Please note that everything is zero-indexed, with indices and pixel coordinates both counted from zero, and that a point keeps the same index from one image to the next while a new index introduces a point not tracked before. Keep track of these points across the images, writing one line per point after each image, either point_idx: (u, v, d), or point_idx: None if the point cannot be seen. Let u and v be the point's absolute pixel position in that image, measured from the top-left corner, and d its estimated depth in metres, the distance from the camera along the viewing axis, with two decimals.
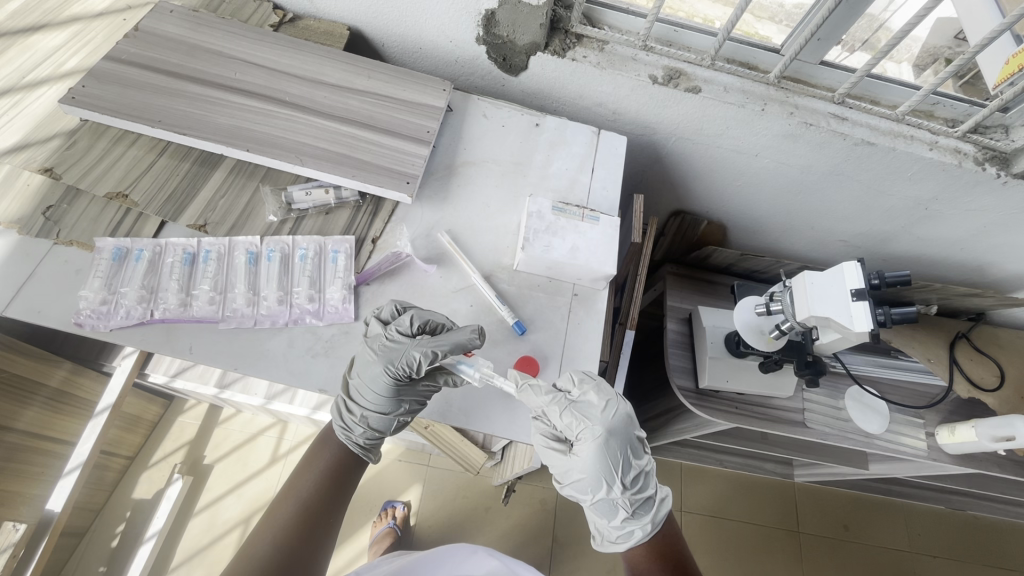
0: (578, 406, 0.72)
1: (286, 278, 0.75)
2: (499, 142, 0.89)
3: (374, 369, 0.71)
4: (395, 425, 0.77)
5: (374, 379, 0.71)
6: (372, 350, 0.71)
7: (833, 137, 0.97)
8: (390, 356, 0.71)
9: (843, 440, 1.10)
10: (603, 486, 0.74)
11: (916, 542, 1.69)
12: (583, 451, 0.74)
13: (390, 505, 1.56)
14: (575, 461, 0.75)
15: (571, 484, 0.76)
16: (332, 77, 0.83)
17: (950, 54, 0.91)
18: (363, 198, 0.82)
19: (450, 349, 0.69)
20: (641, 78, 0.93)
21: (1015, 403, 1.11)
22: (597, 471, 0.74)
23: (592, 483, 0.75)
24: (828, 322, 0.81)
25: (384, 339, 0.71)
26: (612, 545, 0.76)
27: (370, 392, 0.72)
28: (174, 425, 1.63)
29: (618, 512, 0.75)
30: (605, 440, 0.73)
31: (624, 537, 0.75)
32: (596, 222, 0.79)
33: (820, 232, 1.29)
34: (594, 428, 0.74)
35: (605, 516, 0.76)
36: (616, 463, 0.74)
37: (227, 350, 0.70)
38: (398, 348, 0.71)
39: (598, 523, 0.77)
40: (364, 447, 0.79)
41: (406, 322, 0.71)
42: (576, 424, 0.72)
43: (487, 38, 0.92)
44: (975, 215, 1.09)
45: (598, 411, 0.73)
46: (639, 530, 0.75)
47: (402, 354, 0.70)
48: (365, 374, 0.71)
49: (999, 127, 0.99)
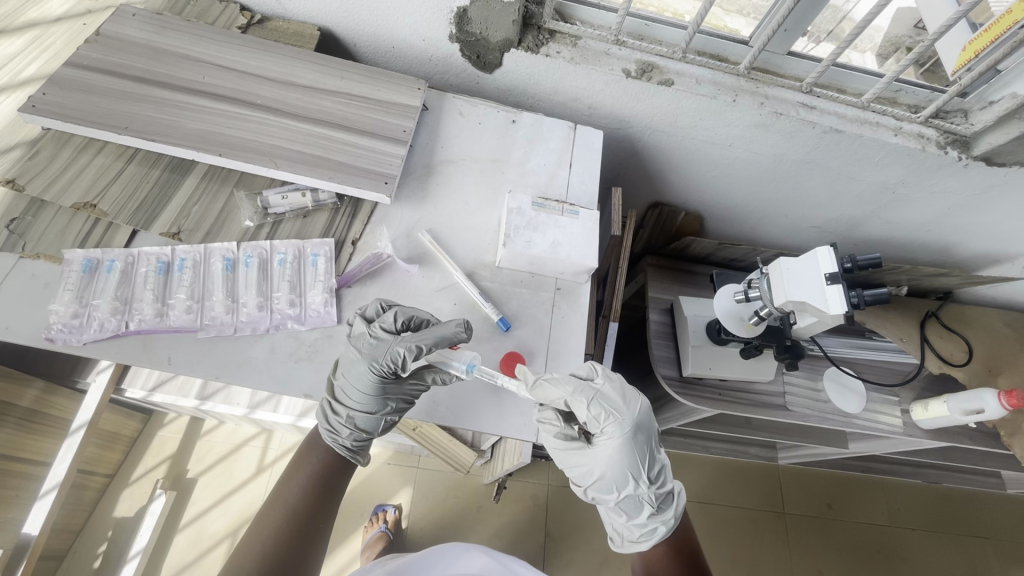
0: (603, 397, 0.73)
1: (265, 284, 0.74)
2: (476, 140, 0.88)
3: (358, 368, 0.69)
4: (384, 425, 0.75)
5: (359, 378, 0.70)
6: (357, 349, 0.70)
7: (802, 126, 0.99)
8: (374, 353, 0.69)
9: (823, 420, 1.14)
10: (631, 482, 0.74)
11: (895, 517, 1.74)
12: (607, 449, 0.74)
13: (381, 509, 1.55)
14: (599, 456, 0.75)
15: (593, 484, 0.77)
16: (304, 78, 0.82)
17: (910, 44, 0.94)
18: (341, 199, 0.81)
19: (435, 341, 0.68)
20: (615, 71, 0.94)
21: (983, 376, 1.19)
22: (624, 466, 0.74)
23: (620, 480, 0.75)
24: (804, 306, 0.84)
25: (368, 337, 0.70)
26: (634, 544, 0.77)
27: (356, 393, 0.70)
28: (154, 439, 1.60)
29: (643, 508, 0.76)
30: (634, 434, 0.74)
31: (646, 535, 0.77)
32: (576, 216, 0.79)
33: (793, 219, 1.32)
34: (622, 425, 0.74)
35: (630, 514, 0.77)
36: (643, 458, 0.75)
37: (207, 360, 0.68)
38: (382, 344, 0.69)
39: (622, 523, 0.78)
40: (352, 449, 0.77)
41: (390, 320, 0.70)
42: (604, 416, 0.73)
43: (461, 36, 0.92)
44: (939, 197, 1.14)
45: (623, 404, 0.74)
46: (662, 527, 0.77)
47: (386, 350, 0.69)
48: (349, 373, 0.70)
49: (959, 112, 1.03)
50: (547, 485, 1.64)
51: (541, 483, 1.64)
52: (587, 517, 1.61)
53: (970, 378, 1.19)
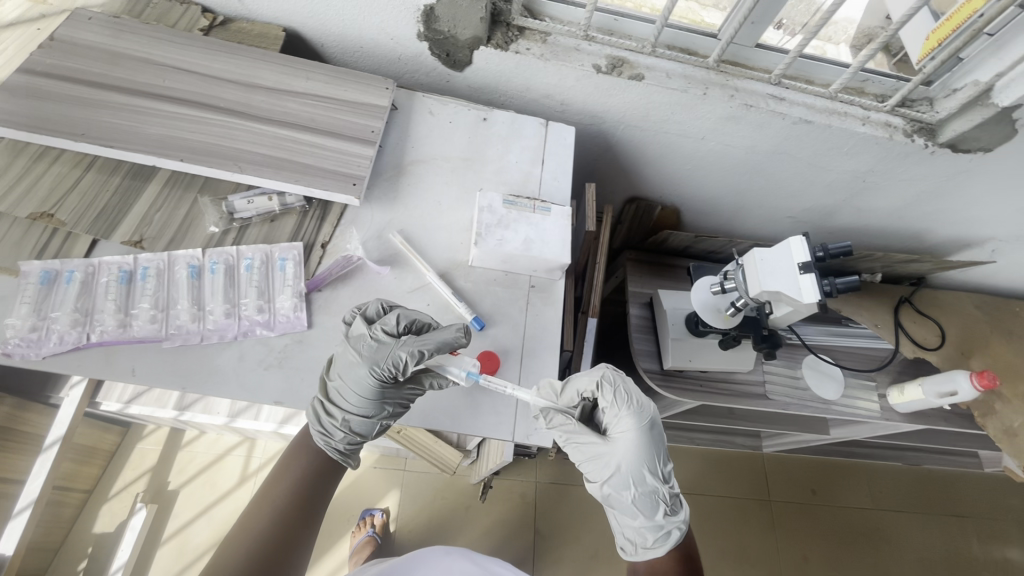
0: (626, 389, 0.78)
1: (232, 291, 0.72)
2: (447, 139, 0.88)
3: (359, 371, 0.68)
4: (379, 429, 0.75)
5: (359, 381, 0.69)
6: (357, 351, 0.68)
7: (772, 117, 1.00)
8: (375, 356, 0.68)
9: (802, 408, 1.15)
10: (647, 476, 0.77)
11: (878, 500, 1.78)
12: (625, 442, 0.77)
13: (368, 513, 1.54)
14: (616, 449, 0.77)
15: (609, 479, 0.78)
16: (268, 79, 0.80)
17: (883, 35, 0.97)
18: (310, 203, 0.80)
19: (437, 347, 0.67)
20: (586, 67, 0.94)
21: (955, 359, 1.23)
22: (641, 459, 0.77)
23: (636, 477, 0.77)
24: (779, 296, 0.85)
25: (369, 339, 0.68)
26: (649, 550, 0.77)
27: (354, 396, 0.69)
28: (133, 452, 1.57)
29: (659, 508, 0.77)
30: (651, 425, 0.77)
31: (661, 539, 0.77)
32: (547, 213, 0.79)
33: (768, 210, 1.33)
34: (641, 419, 0.77)
35: (647, 516, 0.77)
36: (656, 451, 0.78)
37: (173, 370, 0.67)
38: (384, 347, 0.68)
39: (636, 528, 0.78)
40: (343, 453, 0.77)
41: (392, 322, 0.69)
42: (623, 407, 0.77)
43: (429, 34, 0.91)
44: (908, 184, 1.16)
45: (641, 400, 0.78)
46: (676, 531, 0.77)
47: (388, 354, 0.68)
48: (349, 375, 0.69)
49: (924, 100, 1.04)
50: (535, 483, 1.64)
51: (529, 480, 1.65)
52: (576, 512, 1.61)
53: (943, 361, 1.23)
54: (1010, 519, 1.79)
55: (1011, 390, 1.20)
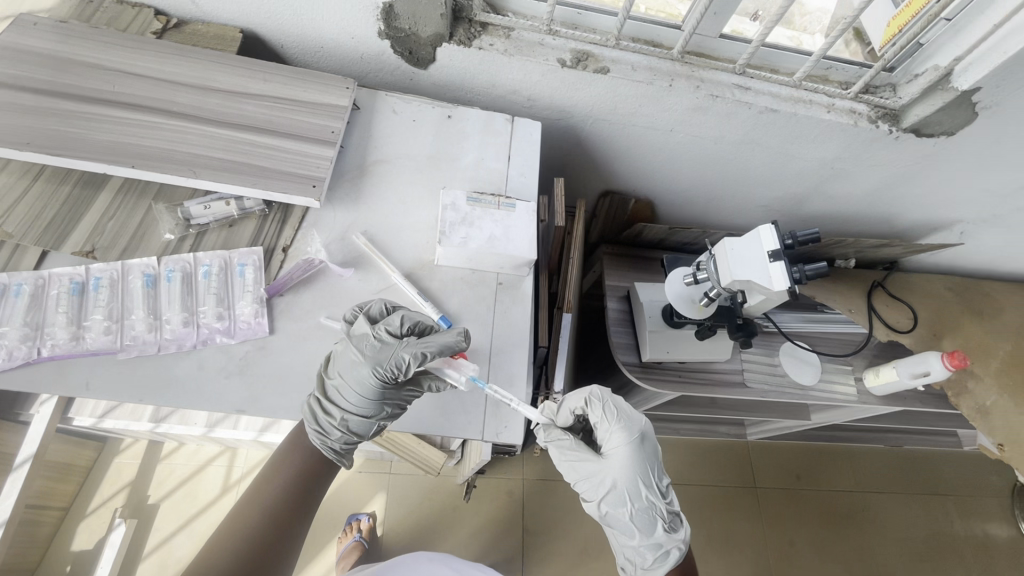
0: (617, 406, 0.84)
1: (190, 299, 0.71)
2: (411, 138, 0.87)
3: (361, 371, 0.67)
4: (376, 430, 0.73)
5: (361, 380, 0.68)
6: (359, 351, 0.67)
7: (738, 107, 1.00)
8: (378, 356, 0.68)
9: (780, 394, 1.17)
10: (642, 494, 0.81)
11: (861, 482, 1.80)
12: (618, 458, 0.82)
13: (355, 518, 1.52)
14: (610, 469, 0.82)
15: (605, 498, 0.82)
16: (223, 82, 0.79)
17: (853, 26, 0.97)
18: (270, 206, 0.79)
19: (439, 350, 0.66)
20: (550, 62, 0.94)
21: (928, 340, 1.25)
22: (635, 477, 0.81)
23: (633, 493, 0.81)
24: (749, 284, 0.86)
25: (373, 339, 0.68)
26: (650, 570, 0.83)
27: (355, 395, 0.68)
28: (110, 467, 1.54)
29: (656, 524, 0.82)
30: (641, 440, 0.82)
31: (660, 558, 0.83)
32: (512, 209, 0.79)
33: (740, 200, 1.34)
34: (633, 434, 0.82)
35: (645, 534, 0.82)
36: (649, 467, 0.82)
37: (129, 382, 0.65)
38: (387, 348, 0.68)
39: (636, 547, 0.84)
40: (337, 452, 0.73)
41: (396, 323, 0.69)
42: (614, 423, 0.82)
43: (390, 33, 0.90)
44: (875, 170, 1.17)
45: (632, 417, 0.84)
46: (676, 550, 0.83)
47: (391, 354, 0.68)
48: (351, 374, 0.68)
49: (887, 86, 1.05)
50: (522, 480, 1.64)
51: (516, 478, 1.65)
52: (564, 508, 1.62)
53: (916, 342, 1.24)
54: (990, 495, 1.83)
55: (982, 368, 1.22)
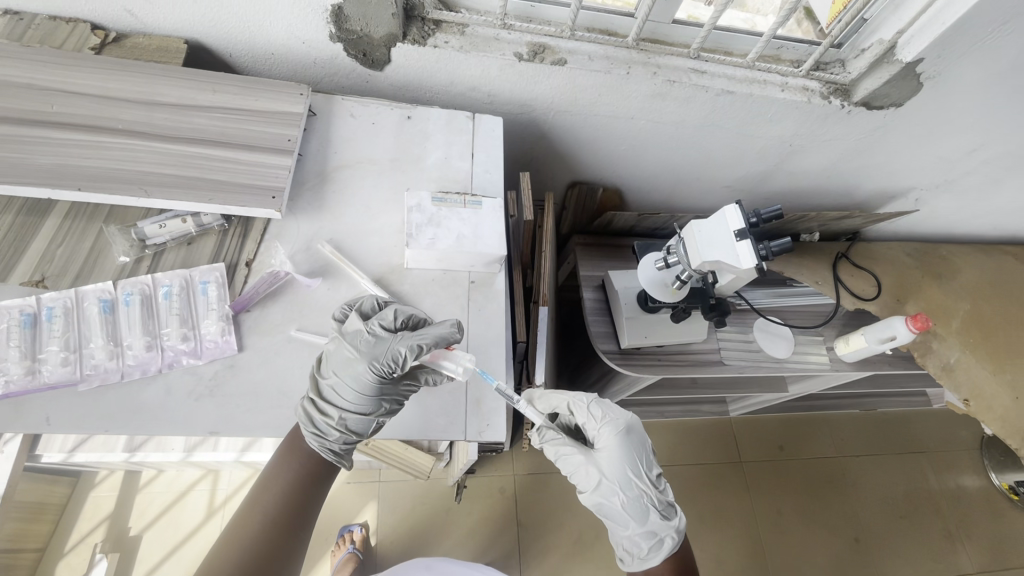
0: (601, 401, 0.88)
1: (151, 322, 0.68)
2: (372, 141, 0.85)
3: (357, 367, 0.67)
4: (375, 428, 0.71)
5: (357, 377, 0.67)
6: (354, 347, 0.67)
7: (696, 91, 1.02)
8: (374, 351, 0.67)
9: (757, 369, 1.20)
10: (633, 484, 0.83)
11: (841, 447, 1.87)
12: (607, 449, 0.84)
13: (347, 530, 1.51)
14: (600, 461, 0.84)
15: (598, 488, 0.84)
16: (171, 95, 0.76)
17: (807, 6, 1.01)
18: (229, 220, 0.76)
19: (434, 341, 0.66)
20: (508, 56, 0.93)
21: (892, 305, 1.30)
22: (625, 467, 0.83)
23: (624, 482, 0.82)
24: (719, 265, 0.87)
25: (367, 335, 0.68)
26: (644, 560, 0.81)
27: (351, 392, 0.67)
28: (87, 502, 1.49)
29: (649, 512, 0.82)
30: (626, 432, 0.84)
31: (654, 548, 0.81)
32: (478, 207, 0.78)
33: (705, 181, 1.36)
34: (619, 425, 0.84)
35: (639, 523, 0.82)
36: (637, 457, 0.84)
37: (93, 413, 0.63)
38: (382, 343, 0.67)
39: (630, 538, 0.82)
40: (337, 453, 0.70)
41: (390, 316, 0.69)
42: (599, 416, 0.86)
43: (342, 35, 0.89)
44: (832, 144, 1.20)
45: (618, 409, 0.86)
46: (670, 538, 0.81)
47: (386, 349, 0.67)
48: (346, 370, 0.67)
49: (836, 62, 1.08)
50: (513, 476, 1.65)
51: (507, 474, 1.65)
52: (556, 500, 1.63)
53: (882, 308, 1.29)
54: (961, 449, 1.91)
55: (944, 328, 1.27)
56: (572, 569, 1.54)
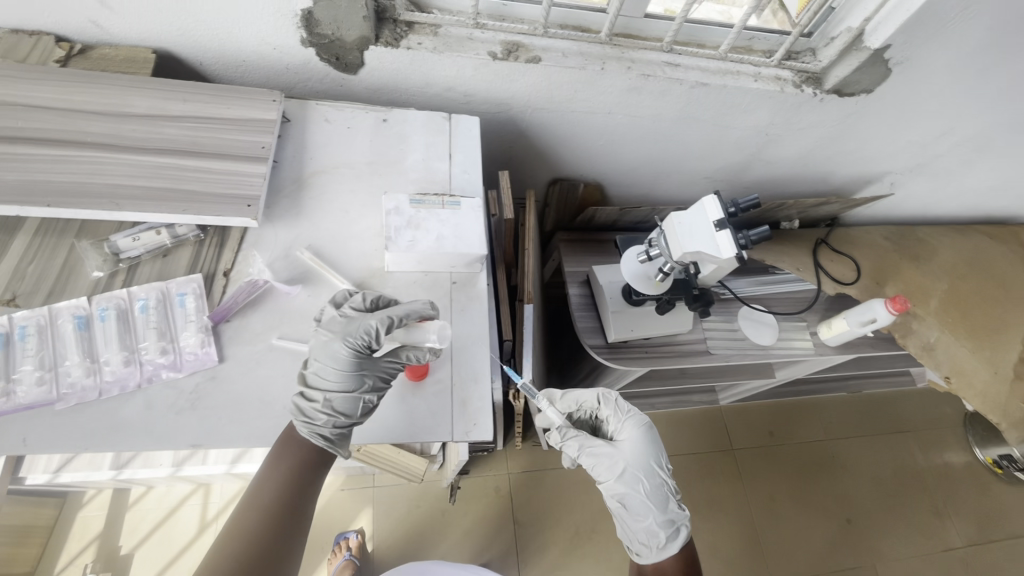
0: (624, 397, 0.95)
1: (129, 336, 0.68)
2: (348, 145, 0.85)
3: (333, 347, 0.67)
4: (365, 408, 0.69)
5: (335, 357, 0.67)
6: (329, 329, 0.68)
7: (671, 84, 1.03)
8: (346, 329, 0.67)
9: (743, 356, 1.21)
10: (655, 472, 0.88)
11: (829, 430, 1.89)
12: (632, 439, 0.90)
13: (344, 537, 1.49)
14: (626, 450, 0.89)
15: (622, 477, 0.88)
16: (140, 106, 0.75)
17: None
18: (205, 231, 0.76)
19: (404, 313, 0.68)
20: (481, 55, 0.93)
21: (871, 288, 1.32)
22: (650, 456, 0.89)
23: (649, 471, 0.88)
24: (700, 256, 0.88)
25: (341, 318, 0.69)
26: (663, 550, 0.84)
27: (332, 371, 0.67)
28: (76, 522, 1.46)
29: (668, 500, 0.87)
30: (650, 426, 0.90)
31: (672, 538, 0.85)
32: (457, 207, 0.78)
33: (685, 173, 1.37)
34: (644, 418, 0.92)
35: (660, 511, 0.86)
36: (658, 448, 0.90)
37: (72, 432, 0.62)
38: (354, 321, 0.68)
39: (649, 528, 0.86)
40: (331, 440, 0.68)
41: (359, 298, 0.71)
42: (625, 410, 0.92)
43: (314, 40, 0.88)
44: (807, 131, 1.22)
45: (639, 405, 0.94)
46: (686, 527, 0.86)
47: (358, 326, 0.67)
48: (324, 354, 0.68)
49: (807, 51, 1.09)
50: (508, 474, 1.65)
51: (502, 473, 1.65)
52: (552, 497, 1.63)
53: (862, 292, 1.31)
54: (945, 426, 1.95)
55: (923, 309, 1.30)
56: (570, 564, 1.55)
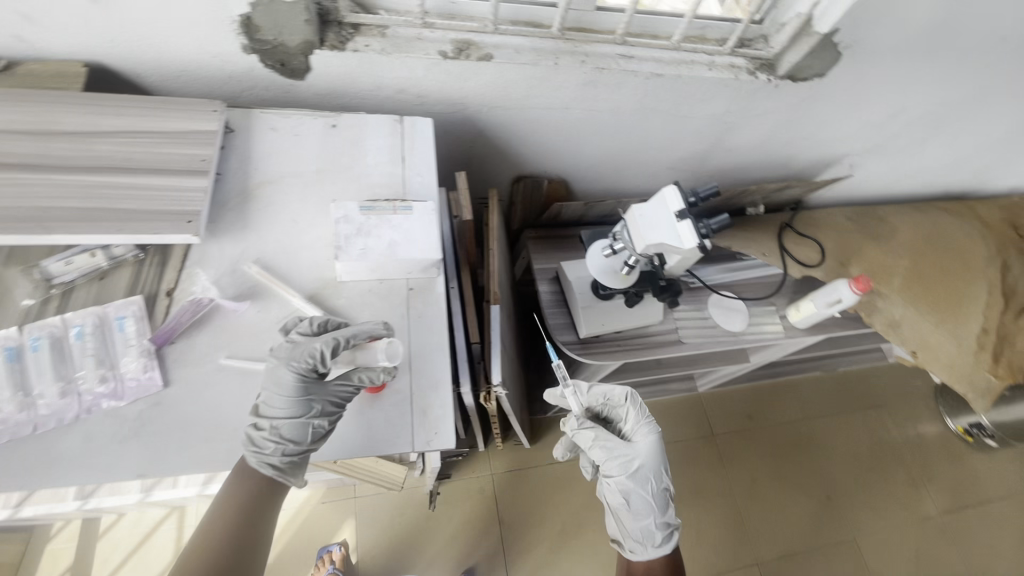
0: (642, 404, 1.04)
1: (64, 366, 0.64)
2: (296, 153, 0.82)
3: (278, 373, 0.66)
4: (315, 434, 0.69)
5: (280, 383, 0.66)
6: (274, 355, 0.67)
7: (626, 76, 1.02)
8: (290, 354, 0.66)
9: (715, 344, 1.22)
10: (660, 477, 0.99)
11: (806, 409, 1.93)
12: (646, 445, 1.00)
13: (327, 550, 1.45)
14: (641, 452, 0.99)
15: (634, 477, 0.98)
16: (68, 123, 0.71)
17: None
18: (144, 250, 0.72)
19: (352, 333, 0.68)
20: (431, 55, 0.91)
21: (836, 270, 1.34)
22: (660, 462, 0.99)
23: (656, 475, 0.99)
24: (663, 247, 0.88)
25: (286, 343, 0.68)
26: (657, 547, 0.96)
27: (278, 398, 0.66)
28: (43, 556, 1.41)
29: (666, 503, 0.99)
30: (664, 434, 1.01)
31: (665, 538, 0.97)
32: (409, 212, 0.76)
33: (648, 165, 1.37)
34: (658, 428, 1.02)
35: (659, 513, 0.98)
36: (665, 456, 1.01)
37: (7, 470, 0.59)
38: (299, 345, 0.67)
39: (648, 527, 0.97)
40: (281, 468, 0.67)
41: (306, 323, 0.69)
42: (643, 417, 1.02)
43: (255, 46, 0.85)
44: (765, 118, 1.23)
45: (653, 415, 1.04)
46: (676, 529, 0.98)
47: (303, 350, 0.66)
48: (270, 380, 0.66)
49: (760, 38, 1.10)
50: (491, 475, 1.64)
51: (486, 475, 1.64)
52: (537, 495, 1.63)
53: (827, 274, 1.33)
54: (917, 399, 1.99)
55: (886, 287, 1.32)
56: (558, 560, 1.55)
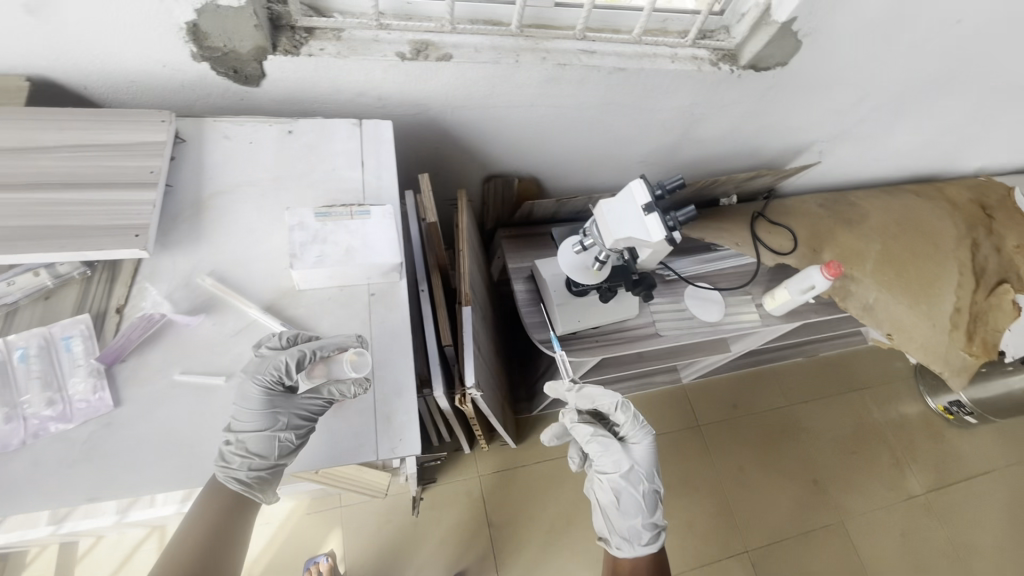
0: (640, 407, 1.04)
1: (8, 390, 0.63)
2: (250, 161, 0.81)
3: (246, 387, 0.66)
4: (282, 448, 0.68)
5: (247, 397, 0.66)
6: (244, 370, 0.68)
7: (589, 71, 1.02)
8: (258, 368, 0.67)
9: (691, 336, 1.22)
10: (653, 478, 1.00)
11: (789, 395, 1.94)
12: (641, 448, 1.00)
13: (313, 561, 1.39)
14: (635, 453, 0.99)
15: (626, 475, 0.98)
16: (7, 140, 0.69)
17: None
18: (93, 266, 0.71)
19: (320, 345, 0.68)
20: (389, 57, 0.90)
21: (808, 256, 1.35)
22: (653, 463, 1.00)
23: (649, 476, 0.99)
24: (631, 241, 0.88)
25: (256, 357, 0.68)
26: (644, 546, 0.96)
27: (245, 412, 0.66)
28: None
29: (656, 504, 0.99)
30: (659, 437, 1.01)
31: (652, 538, 0.97)
32: (367, 216, 0.75)
33: (618, 159, 1.37)
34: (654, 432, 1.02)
35: (648, 514, 0.97)
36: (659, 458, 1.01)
37: None
38: (266, 359, 0.67)
39: (636, 526, 0.97)
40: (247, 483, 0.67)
41: (275, 337, 0.69)
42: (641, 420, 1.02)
43: (205, 53, 0.84)
44: (730, 108, 1.23)
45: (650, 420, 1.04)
46: (664, 531, 0.98)
47: (269, 363, 0.66)
48: (239, 394, 0.67)
49: (721, 29, 1.10)
50: (478, 478, 1.63)
51: (473, 477, 1.63)
52: (525, 494, 1.63)
53: (800, 260, 1.34)
54: (898, 380, 2.02)
55: (859, 271, 1.33)
56: (549, 558, 1.54)
